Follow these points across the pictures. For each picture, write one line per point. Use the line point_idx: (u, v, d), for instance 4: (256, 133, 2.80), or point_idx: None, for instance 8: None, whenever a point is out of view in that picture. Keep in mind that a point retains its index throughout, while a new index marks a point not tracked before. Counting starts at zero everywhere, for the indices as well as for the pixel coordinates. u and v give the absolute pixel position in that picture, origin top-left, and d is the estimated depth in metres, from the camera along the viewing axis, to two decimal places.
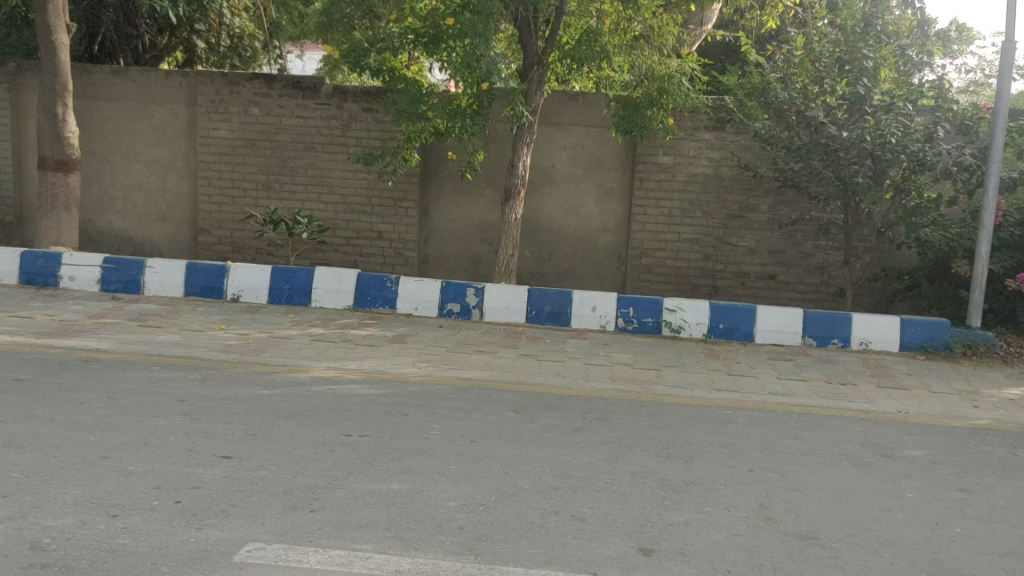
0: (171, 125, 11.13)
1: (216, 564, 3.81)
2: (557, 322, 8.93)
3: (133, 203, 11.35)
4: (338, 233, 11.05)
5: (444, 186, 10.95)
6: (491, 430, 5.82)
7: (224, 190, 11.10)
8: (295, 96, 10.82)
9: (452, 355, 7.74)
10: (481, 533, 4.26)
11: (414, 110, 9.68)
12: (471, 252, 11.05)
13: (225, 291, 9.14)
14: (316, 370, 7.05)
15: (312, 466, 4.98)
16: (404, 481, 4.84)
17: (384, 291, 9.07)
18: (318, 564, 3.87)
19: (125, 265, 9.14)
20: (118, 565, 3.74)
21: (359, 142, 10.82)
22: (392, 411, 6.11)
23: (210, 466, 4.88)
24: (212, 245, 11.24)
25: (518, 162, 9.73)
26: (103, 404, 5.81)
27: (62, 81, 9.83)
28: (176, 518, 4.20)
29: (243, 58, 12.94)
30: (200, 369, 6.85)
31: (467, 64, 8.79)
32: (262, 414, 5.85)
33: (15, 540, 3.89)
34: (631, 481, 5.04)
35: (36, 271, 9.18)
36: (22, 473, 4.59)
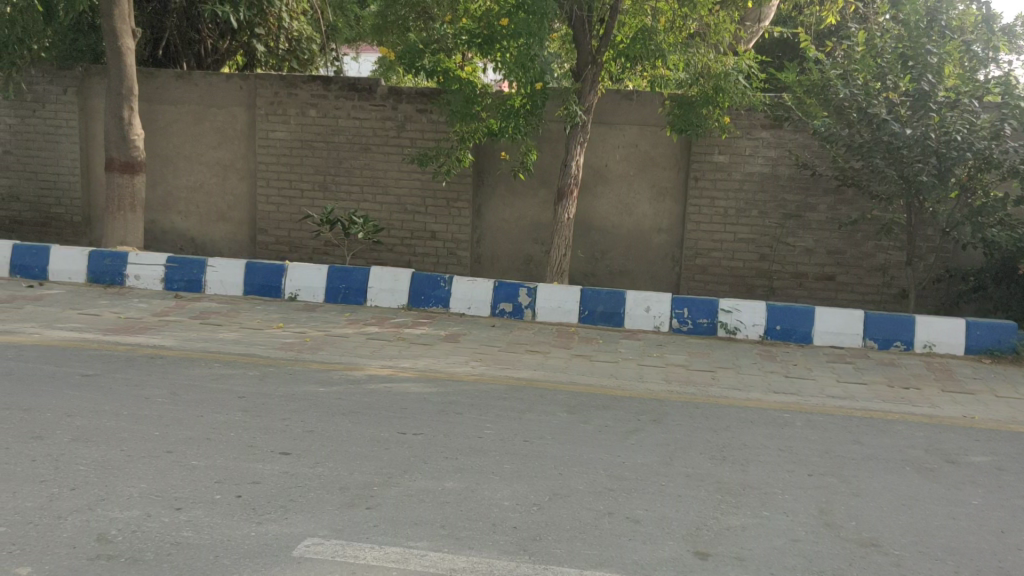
0: (231, 127, 11.36)
1: (276, 558, 3.88)
2: (610, 323, 8.89)
3: (195, 204, 11.61)
4: (392, 233, 11.16)
5: (497, 186, 10.99)
6: (545, 430, 5.82)
7: (283, 191, 11.30)
8: (351, 98, 10.97)
9: (505, 355, 7.76)
10: (536, 534, 4.26)
11: (467, 112, 9.72)
12: (523, 252, 11.08)
13: (282, 290, 9.30)
14: (371, 368, 7.14)
15: (367, 464, 5.04)
16: (458, 480, 4.88)
17: (438, 290, 9.13)
18: (374, 560, 3.92)
19: (188, 265, 9.37)
20: (181, 558, 3.83)
21: (413, 143, 10.91)
22: (445, 410, 6.15)
23: (269, 462, 4.97)
24: (270, 245, 11.45)
25: (571, 161, 9.71)
26: (167, 400, 5.96)
27: (128, 85, 10.10)
28: (237, 512, 4.29)
29: (301, 61, 13.13)
30: (259, 367, 6.98)
31: (521, 64, 8.78)
32: (319, 411, 5.94)
33: (84, 531, 4.01)
34: (686, 484, 5.00)
35: (102, 269, 9.45)
36: (91, 466, 4.74)
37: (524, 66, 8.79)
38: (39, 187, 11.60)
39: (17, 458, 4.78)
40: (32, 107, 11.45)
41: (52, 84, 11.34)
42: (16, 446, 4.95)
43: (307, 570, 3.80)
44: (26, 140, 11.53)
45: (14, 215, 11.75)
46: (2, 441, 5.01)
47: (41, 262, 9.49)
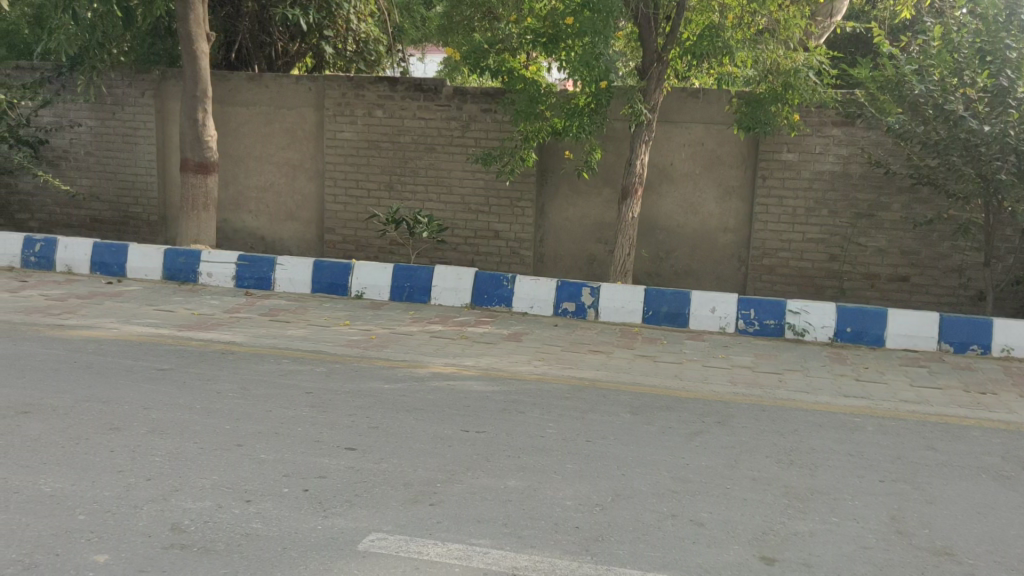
0: (300, 128, 11.58)
1: (342, 551, 3.95)
2: (675, 323, 8.80)
3: (265, 203, 11.87)
4: (456, 232, 11.24)
5: (561, 185, 10.97)
6: (608, 431, 5.79)
7: (350, 190, 11.47)
8: (417, 98, 11.08)
9: (568, 354, 7.75)
10: (599, 534, 4.25)
11: (532, 111, 9.71)
12: (586, 251, 11.04)
13: (349, 288, 9.45)
14: (435, 366, 7.20)
15: (431, 461, 5.08)
16: (520, 479, 4.89)
17: (501, 289, 9.16)
18: (437, 556, 3.95)
19: (258, 263, 9.58)
20: (251, 549, 3.93)
21: (478, 143, 10.97)
22: (508, 409, 6.16)
23: (335, 457, 5.06)
24: (338, 244, 11.64)
25: (635, 160, 9.64)
26: (238, 394, 6.11)
27: (203, 87, 10.37)
28: (304, 505, 4.38)
29: (368, 63, 13.22)
30: (326, 363, 7.11)
31: (585, 62, 8.73)
32: (384, 407, 6.02)
33: (159, 520, 4.14)
34: (752, 487, 4.92)
35: (177, 267, 9.73)
36: (166, 457, 4.89)
37: (589, 64, 8.75)
38: (118, 187, 11.99)
39: (96, 448, 4.95)
40: (111, 110, 11.83)
41: (130, 87, 11.72)
42: (95, 437, 5.13)
43: (371, 565, 3.85)
44: (106, 141, 11.91)
45: (94, 214, 12.16)
46: (82, 431, 5.20)
47: (120, 260, 9.81)
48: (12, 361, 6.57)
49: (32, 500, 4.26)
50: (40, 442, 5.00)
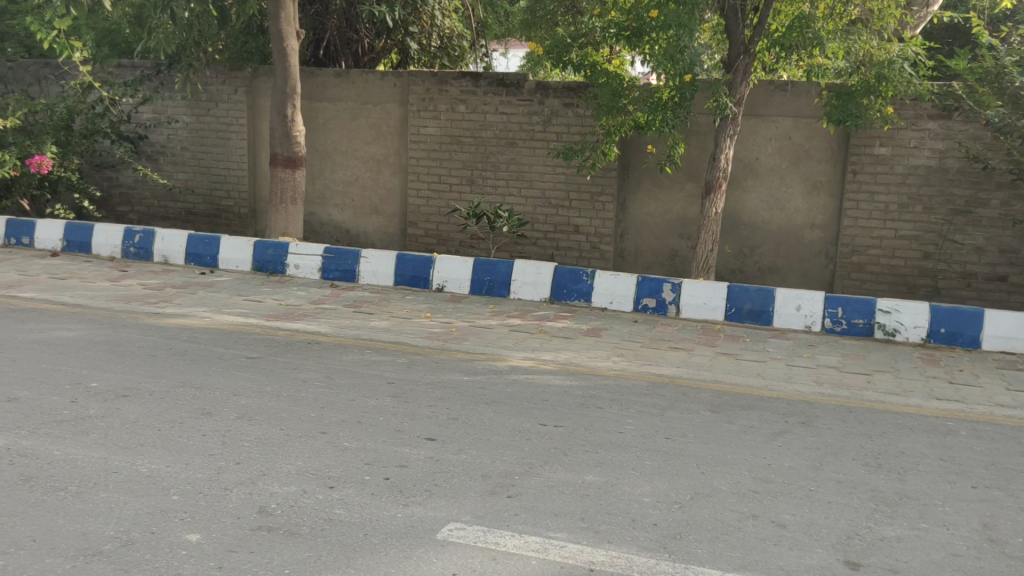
0: (385, 124, 11.77)
1: (421, 540, 4.01)
2: (758, 321, 8.63)
3: (351, 197, 12.11)
4: (537, 227, 11.26)
5: (642, 179, 10.88)
6: (688, 428, 5.73)
7: (432, 184, 11.62)
8: (499, 93, 11.13)
9: (648, 351, 7.69)
10: (677, 532, 4.21)
11: (614, 104, 9.67)
12: (668, 247, 10.93)
13: (430, 281, 9.57)
14: (514, 359, 7.24)
15: (509, 453, 5.12)
16: (598, 474, 4.88)
17: (580, 284, 9.15)
18: (514, 548, 3.98)
19: (343, 255, 9.79)
20: (334, 533, 4.03)
21: (559, 137, 10.97)
22: (586, 404, 6.16)
23: (416, 446, 5.14)
24: (420, 238, 11.81)
25: (720, 154, 9.49)
26: (323, 383, 6.27)
27: (292, 83, 10.63)
28: (385, 493, 4.47)
29: (452, 58, 13.33)
30: (407, 354, 7.23)
31: (670, 56, 8.68)
32: (463, 399, 6.10)
33: (247, 503, 4.29)
34: (837, 490, 4.80)
35: (266, 259, 10.03)
36: (254, 443, 5.06)
37: (673, 58, 8.67)
38: (211, 181, 12.40)
39: (189, 432, 5.16)
40: (207, 106, 12.25)
41: (224, 84, 12.10)
42: (189, 421, 5.34)
43: (449, 554, 3.90)
44: (201, 136, 12.34)
45: (189, 208, 12.61)
46: (176, 416, 5.42)
47: (213, 251, 10.16)
48: (112, 347, 6.89)
49: (130, 480, 4.47)
50: (137, 424, 5.24)
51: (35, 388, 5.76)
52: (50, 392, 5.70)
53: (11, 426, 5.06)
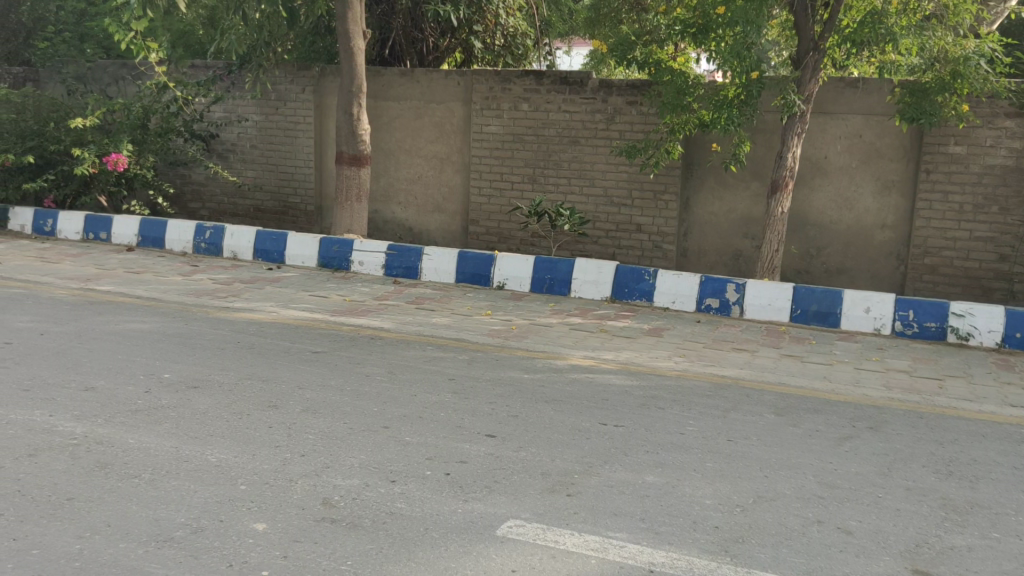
0: (449, 122, 11.85)
1: (480, 536, 4.04)
2: (825, 323, 8.46)
3: (414, 195, 12.22)
4: (598, 225, 11.22)
5: (707, 178, 10.75)
6: (751, 431, 5.65)
7: (494, 182, 11.66)
8: (562, 91, 11.13)
9: (710, 352, 7.59)
10: (739, 535, 4.16)
11: (679, 102, 9.54)
12: (732, 247, 10.79)
13: (491, 279, 9.61)
14: (574, 358, 7.23)
15: (569, 452, 5.12)
16: (659, 475, 4.84)
17: (642, 284, 9.09)
18: (573, 546, 3.98)
19: (406, 252, 9.90)
20: (395, 527, 4.09)
21: (622, 135, 10.91)
22: (647, 404, 6.11)
23: (476, 443, 5.17)
24: (482, 236, 11.86)
25: (787, 152, 9.33)
26: (385, 378, 6.36)
27: (358, 83, 10.78)
28: (445, 488, 4.52)
29: (516, 57, 13.34)
30: (468, 351, 7.27)
31: (736, 53, 8.53)
32: (524, 397, 6.11)
33: (312, 495, 4.37)
34: (906, 498, 4.68)
35: (331, 256, 10.19)
36: (318, 435, 5.15)
37: (740, 55, 8.54)
38: (279, 178, 12.66)
39: (257, 424, 5.28)
40: (275, 105, 12.49)
41: (293, 83, 12.33)
42: (256, 413, 5.47)
43: (508, 551, 3.92)
44: (269, 135, 12.61)
45: (257, 205, 12.88)
46: (243, 407, 5.56)
47: (280, 247, 10.37)
48: (183, 340, 7.09)
49: (200, 469, 4.60)
50: (207, 415, 5.38)
51: (111, 377, 5.97)
52: (125, 382, 5.90)
53: (89, 415, 5.24)
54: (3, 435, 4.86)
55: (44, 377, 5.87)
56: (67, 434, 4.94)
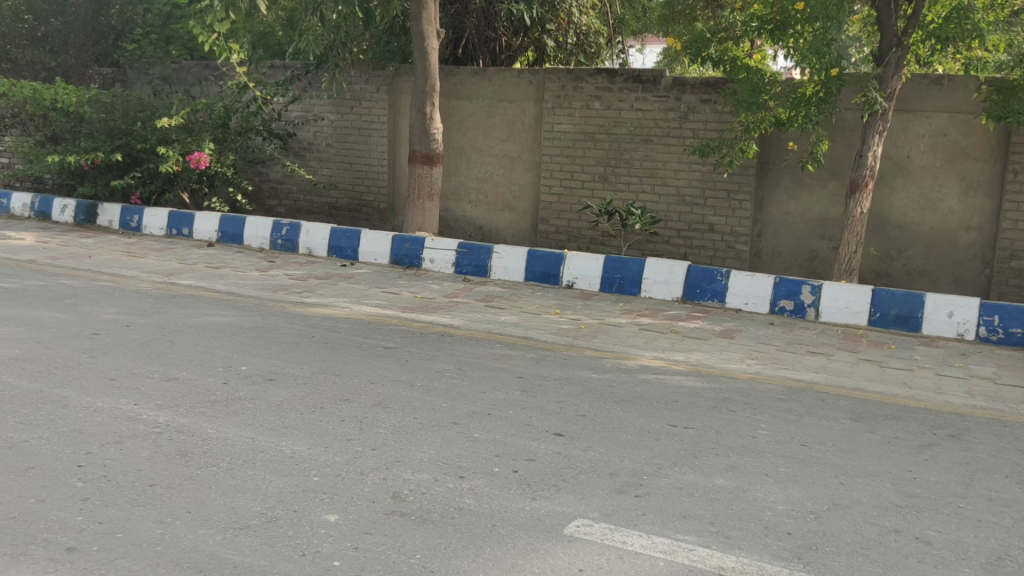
0: (520, 121, 11.88)
1: (548, 534, 4.04)
2: (905, 327, 8.23)
3: (485, 193, 12.27)
4: (670, 225, 11.10)
5: (782, 178, 10.55)
6: (826, 436, 5.52)
7: (565, 181, 11.64)
8: (635, 90, 11.05)
9: (784, 354, 7.45)
10: (812, 543, 4.07)
11: (755, 100, 9.39)
12: (807, 248, 10.56)
13: (561, 278, 9.60)
14: (643, 359, 7.18)
15: (638, 453, 5.09)
16: (729, 478, 4.77)
17: (714, 284, 8.98)
18: (642, 548, 3.96)
19: (477, 250, 9.97)
20: (463, 522, 4.12)
21: (696, 134, 10.79)
22: (718, 407, 6.03)
23: (544, 441, 5.18)
24: (551, 234, 11.86)
25: (866, 152, 9.09)
26: (455, 374, 6.41)
27: (431, 82, 10.89)
28: (513, 486, 4.53)
29: (588, 55, 13.34)
30: (537, 350, 7.29)
31: (815, 50, 8.39)
32: (592, 397, 6.08)
33: (382, 488, 4.44)
34: (988, 509, 4.51)
35: (403, 253, 10.32)
36: (389, 430, 5.23)
37: (819, 51, 8.39)
38: (353, 176, 12.89)
39: (330, 417, 5.39)
40: (350, 104, 12.72)
41: (368, 83, 12.55)
42: (329, 407, 5.58)
43: (576, 550, 3.91)
44: (344, 134, 12.83)
45: (332, 202, 13.13)
46: (317, 401, 5.68)
47: (353, 244, 10.55)
48: (259, 333, 7.28)
49: (275, 459, 4.72)
50: (282, 407, 5.51)
51: (192, 369, 6.16)
52: (205, 373, 6.09)
53: (171, 404, 5.43)
54: (91, 422, 5.06)
55: (129, 367, 6.09)
56: (151, 422, 5.12)
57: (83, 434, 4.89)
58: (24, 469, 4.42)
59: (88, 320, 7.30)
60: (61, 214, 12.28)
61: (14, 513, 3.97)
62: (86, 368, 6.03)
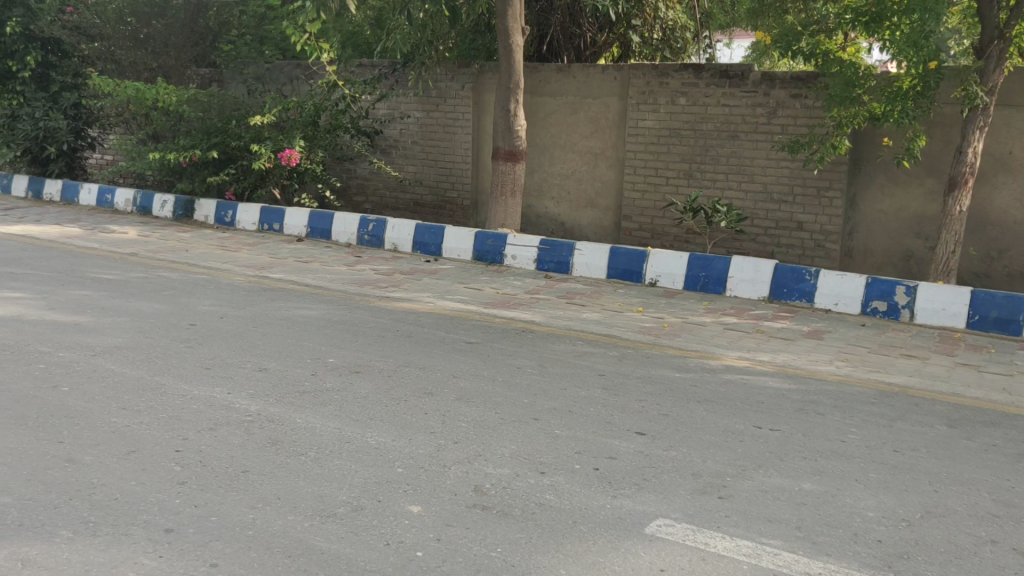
0: (604, 117, 11.80)
1: (630, 532, 4.03)
2: (1006, 331, 7.88)
3: (568, 190, 12.25)
4: (757, 223, 10.89)
5: (875, 174, 10.23)
6: (920, 442, 5.33)
7: (649, 177, 11.52)
8: (722, 85, 10.86)
9: (876, 357, 7.22)
10: (904, 551, 3.94)
11: (848, 95, 9.07)
12: (902, 247, 10.21)
13: (644, 275, 9.51)
14: (727, 358, 7.06)
15: (721, 453, 5.01)
16: (817, 483, 4.66)
17: (803, 284, 8.77)
18: (725, 550, 3.90)
19: (559, 247, 9.97)
20: (544, 518, 4.13)
21: (785, 129, 10.54)
22: (805, 409, 5.89)
23: (626, 440, 5.15)
24: (635, 231, 11.77)
25: (966, 147, 8.72)
26: (536, 371, 6.44)
27: (515, 79, 10.93)
28: (594, 483, 4.53)
29: (675, 50, 13.22)
30: (618, 348, 7.24)
31: (913, 42, 8.12)
32: (675, 396, 6.02)
33: (464, 481, 4.49)
34: None
35: (486, 249, 10.40)
36: (471, 424, 5.28)
37: (917, 44, 8.12)
38: (438, 173, 13.05)
39: (413, 409, 5.48)
40: (436, 102, 12.90)
41: (453, 81, 12.70)
42: (413, 399, 5.67)
43: (657, 550, 3.88)
44: (430, 131, 13.01)
45: (417, 198, 13.33)
46: (401, 393, 5.78)
47: (437, 240, 10.68)
48: (346, 327, 7.44)
49: (361, 450, 4.82)
50: (368, 399, 5.63)
51: (283, 360, 6.35)
52: (294, 364, 6.26)
53: (262, 394, 5.60)
54: (189, 409, 5.27)
55: (223, 357, 6.31)
56: (243, 411, 5.29)
57: (181, 420, 5.10)
58: (126, 452, 4.63)
59: (185, 311, 7.60)
60: (161, 209, 12.82)
61: (116, 494, 4.17)
62: (183, 357, 6.27)
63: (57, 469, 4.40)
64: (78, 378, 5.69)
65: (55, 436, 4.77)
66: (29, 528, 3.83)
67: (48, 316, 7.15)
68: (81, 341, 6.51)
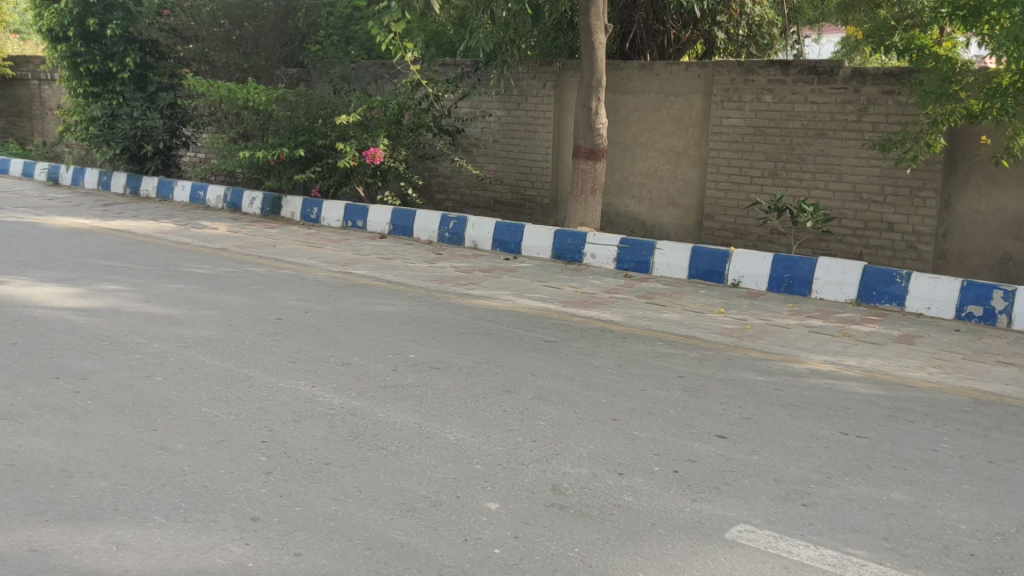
0: (688, 115, 11.64)
1: (709, 537, 3.97)
2: None
3: (649, 188, 12.13)
4: (845, 223, 10.59)
5: (972, 174, 9.82)
6: (1018, 453, 5.10)
7: (732, 176, 11.32)
8: (810, 82, 10.58)
9: (971, 363, 6.94)
10: (999, 566, 3.78)
11: (944, 91, 8.75)
12: (999, 250, 9.78)
13: (726, 275, 9.35)
14: (812, 362, 6.89)
15: (805, 460, 4.89)
16: (906, 493, 4.50)
17: (893, 287, 8.49)
18: (808, 559, 3.80)
19: (639, 247, 9.88)
20: (622, 519, 4.10)
21: (876, 127, 10.22)
22: (894, 416, 5.69)
23: (706, 443, 5.07)
24: (716, 231, 11.58)
25: None
26: (615, 371, 6.39)
27: (597, 77, 10.87)
28: (673, 486, 4.48)
29: (761, 47, 12.94)
30: (699, 349, 7.13)
31: (1013, 37, 7.70)
32: (758, 400, 5.89)
33: (542, 479, 4.50)
34: None
35: (566, 248, 10.39)
36: (549, 422, 5.28)
37: (1017, 39, 7.69)
38: (518, 171, 13.10)
39: (492, 407, 5.50)
40: (517, 101, 12.94)
41: (535, 79, 12.72)
42: (491, 397, 5.71)
43: (737, 556, 3.81)
44: (511, 130, 13.06)
45: (497, 196, 13.40)
46: (480, 390, 5.82)
47: (517, 238, 10.71)
48: (427, 323, 7.53)
49: (440, 446, 4.87)
50: (447, 395, 5.69)
51: (365, 355, 6.46)
52: (375, 359, 6.37)
53: (345, 388, 5.72)
54: (274, 401, 5.41)
55: (307, 351, 6.47)
56: (326, 404, 5.41)
57: (267, 411, 5.24)
58: (215, 441, 4.79)
59: (271, 305, 7.81)
60: (250, 206, 13.21)
61: (206, 482, 4.31)
62: (270, 350, 6.45)
63: (151, 455, 4.58)
64: (171, 368, 5.92)
65: (149, 424, 4.96)
66: (123, 513, 3.99)
67: (144, 308, 7.44)
68: (174, 333, 6.76)
